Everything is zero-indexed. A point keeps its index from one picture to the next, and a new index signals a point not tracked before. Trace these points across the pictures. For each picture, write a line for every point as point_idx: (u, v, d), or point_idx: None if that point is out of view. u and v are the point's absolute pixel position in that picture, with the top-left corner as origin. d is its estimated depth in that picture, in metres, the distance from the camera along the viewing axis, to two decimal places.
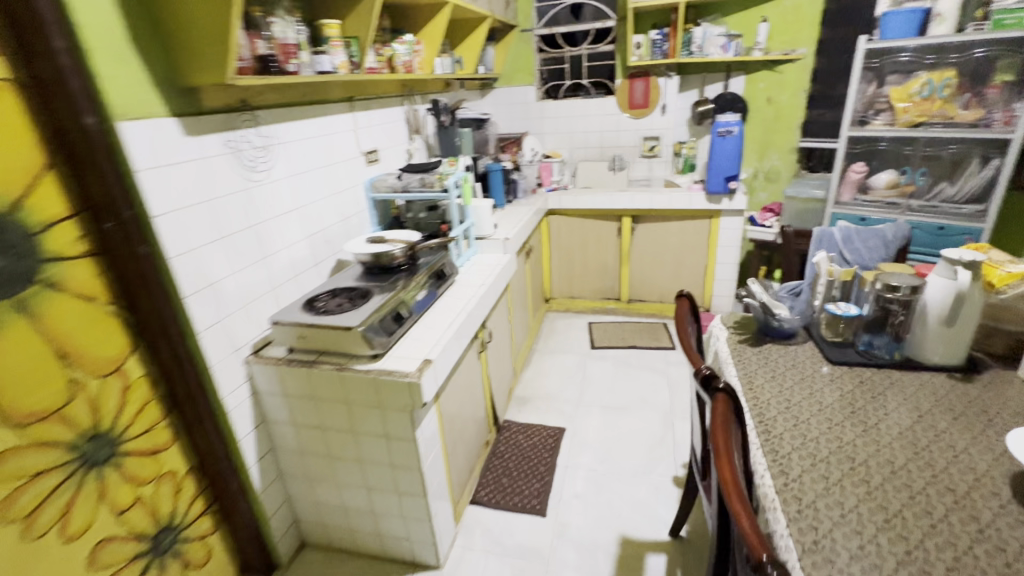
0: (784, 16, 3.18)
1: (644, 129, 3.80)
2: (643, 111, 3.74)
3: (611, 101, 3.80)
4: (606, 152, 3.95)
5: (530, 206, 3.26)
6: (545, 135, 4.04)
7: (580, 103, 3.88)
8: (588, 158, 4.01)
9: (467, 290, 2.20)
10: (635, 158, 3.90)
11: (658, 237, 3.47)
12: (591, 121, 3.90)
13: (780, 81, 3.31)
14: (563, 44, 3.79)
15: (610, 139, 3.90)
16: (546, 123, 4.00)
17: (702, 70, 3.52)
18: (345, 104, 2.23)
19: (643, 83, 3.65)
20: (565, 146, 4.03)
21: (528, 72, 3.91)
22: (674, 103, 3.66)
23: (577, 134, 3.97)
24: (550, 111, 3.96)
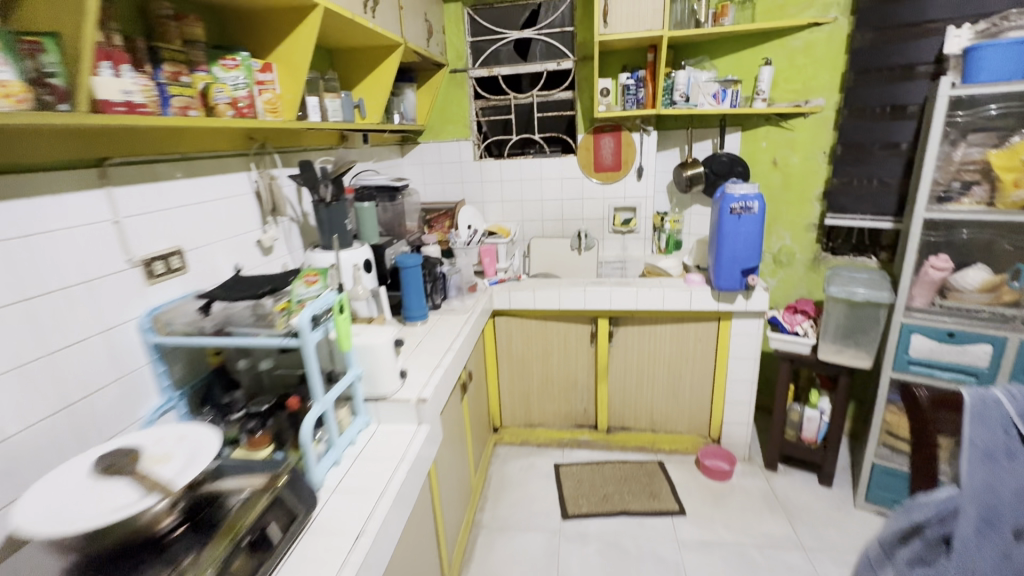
0: (791, 58, 2.45)
1: (614, 197, 2.93)
2: (613, 174, 2.88)
3: (571, 161, 2.92)
4: (566, 227, 3.04)
5: (466, 313, 2.20)
6: (487, 203, 3.09)
7: (532, 163, 2.96)
8: (544, 234, 3.07)
9: (337, 549, 1.04)
10: (604, 234, 3.01)
11: (646, 345, 2.51)
12: (547, 187, 2.99)
13: (789, 139, 2.55)
14: (506, 90, 2.94)
15: (572, 210, 3.00)
16: (488, 188, 3.05)
17: (686, 124, 2.75)
18: (88, 173, 1.13)
19: (611, 140, 2.82)
20: (514, 218, 3.08)
21: (462, 124, 2.99)
22: (652, 165, 2.83)
23: (529, 203, 3.03)
24: (493, 173, 3.02)
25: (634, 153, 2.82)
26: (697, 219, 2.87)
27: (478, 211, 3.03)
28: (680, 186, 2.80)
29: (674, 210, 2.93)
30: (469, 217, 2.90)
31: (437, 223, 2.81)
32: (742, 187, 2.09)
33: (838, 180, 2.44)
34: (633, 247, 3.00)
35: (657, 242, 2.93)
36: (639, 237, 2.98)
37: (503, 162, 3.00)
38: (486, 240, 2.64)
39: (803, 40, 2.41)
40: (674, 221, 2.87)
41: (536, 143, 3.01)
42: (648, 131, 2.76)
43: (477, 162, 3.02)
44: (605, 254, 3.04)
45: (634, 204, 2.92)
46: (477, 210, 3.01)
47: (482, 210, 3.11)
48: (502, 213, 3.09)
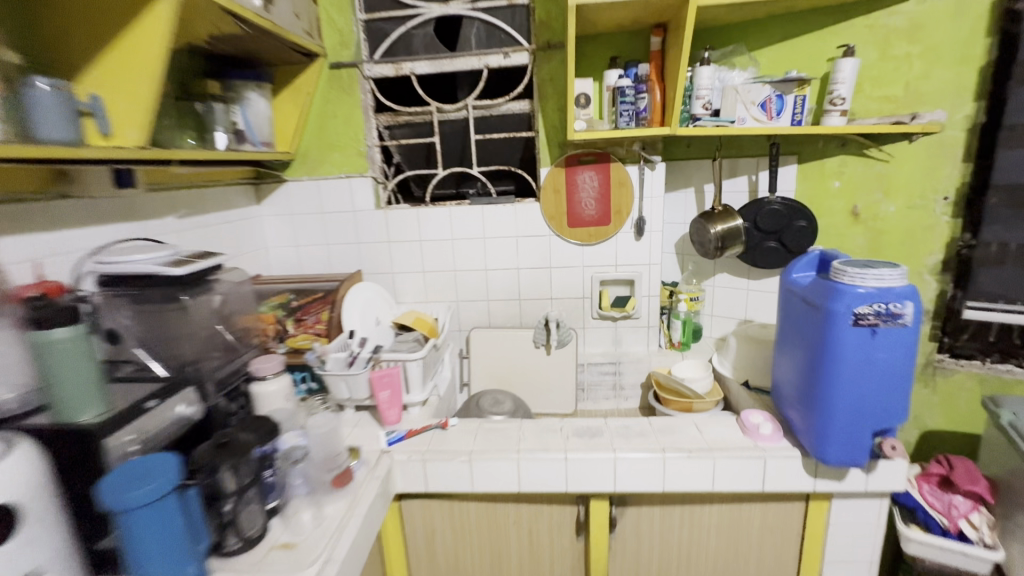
0: (885, 47, 1.49)
1: (600, 265, 1.86)
2: (598, 230, 1.81)
3: (533, 209, 1.82)
4: (526, 311, 1.94)
5: (315, 557, 0.97)
6: (398, 275, 1.94)
7: (467, 211, 1.86)
8: (490, 321, 1.97)
9: None
10: (584, 320, 1.93)
11: (675, 539, 1.40)
12: (493, 250, 1.88)
13: (882, 176, 1.58)
14: (425, 99, 1.85)
15: (533, 284, 1.90)
16: (400, 252, 1.92)
17: (704, 154, 1.79)
18: None
19: (593, 178, 1.76)
20: (444, 297, 1.95)
21: (354, 150, 1.85)
22: (657, 217, 1.79)
23: (465, 273, 1.92)
24: (407, 227, 1.89)
25: (631, 197, 1.76)
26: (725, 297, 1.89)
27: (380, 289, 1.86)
28: (701, 249, 1.77)
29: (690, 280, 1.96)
30: (359, 305, 1.72)
31: (310, 312, 1.67)
32: (874, 274, 1.05)
33: (972, 243, 1.47)
34: (629, 341, 1.93)
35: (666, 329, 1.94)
36: (638, 325, 1.91)
37: (422, 209, 1.87)
38: (382, 357, 1.45)
39: (907, 15, 1.46)
40: (693, 298, 1.90)
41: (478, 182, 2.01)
42: (653, 163, 1.73)
43: (381, 212, 1.89)
44: (587, 351, 1.95)
45: (631, 274, 1.85)
46: (380, 289, 1.85)
47: (390, 285, 1.96)
48: (423, 290, 1.95)
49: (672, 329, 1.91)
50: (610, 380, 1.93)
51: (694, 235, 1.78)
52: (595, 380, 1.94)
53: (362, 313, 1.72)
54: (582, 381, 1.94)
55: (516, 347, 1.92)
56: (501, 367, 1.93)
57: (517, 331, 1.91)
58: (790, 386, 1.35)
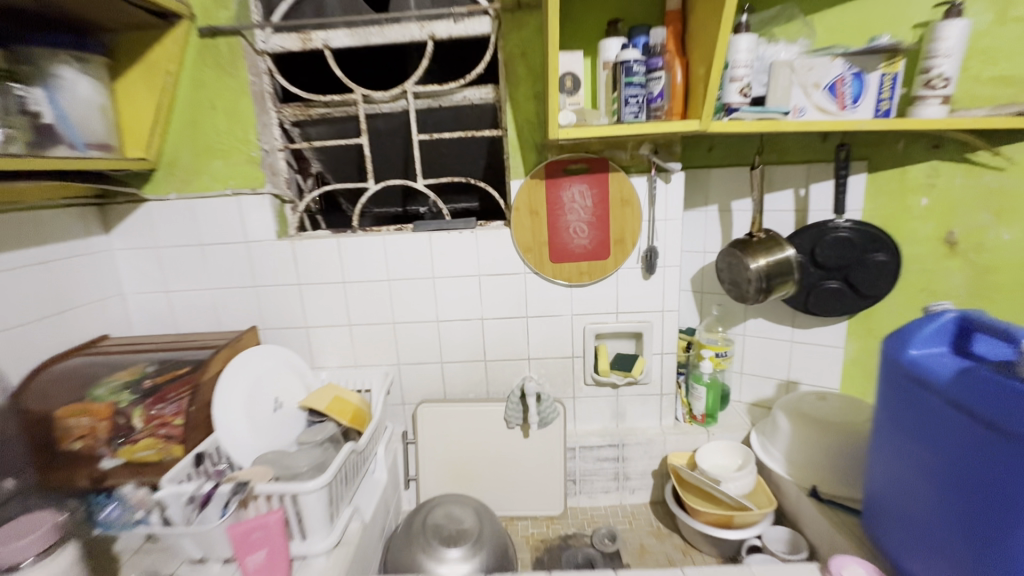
0: (1004, 6, 1.03)
1: (595, 312, 1.35)
2: (592, 266, 1.29)
3: (502, 236, 1.30)
4: (494, 378, 1.41)
5: None
6: (315, 330, 1.39)
7: (409, 240, 1.32)
8: (445, 392, 1.43)
9: None
10: (574, 388, 1.41)
11: None
12: (446, 293, 1.35)
13: (991, 191, 1.12)
14: (347, 83, 1.32)
15: (503, 340, 1.38)
16: (316, 298, 1.37)
17: (732, 161, 1.33)
18: None
19: (584, 194, 1.25)
20: (380, 360, 1.41)
21: (242, 154, 1.29)
22: (672, 247, 1.28)
23: (408, 326, 1.38)
24: (324, 263, 1.34)
25: (639, 219, 1.26)
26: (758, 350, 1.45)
27: (283, 354, 1.30)
28: (735, 291, 1.28)
29: (713, 327, 1.46)
30: (244, 385, 1.16)
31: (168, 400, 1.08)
32: None
33: None
34: (635, 414, 1.42)
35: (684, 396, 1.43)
36: (647, 393, 1.40)
37: (345, 238, 1.32)
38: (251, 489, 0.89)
39: None
40: (720, 355, 1.40)
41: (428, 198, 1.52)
42: (667, 174, 1.23)
43: (287, 241, 1.34)
44: (579, 429, 1.43)
45: (638, 325, 1.34)
46: (283, 355, 1.29)
47: (303, 344, 1.40)
48: (351, 350, 1.40)
49: (693, 398, 1.41)
50: (610, 468, 1.41)
51: (724, 272, 1.30)
52: (590, 469, 1.42)
53: (247, 398, 1.15)
54: (573, 471, 1.42)
55: (481, 427, 1.39)
56: (461, 454, 1.40)
57: (482, 405, 1.38)
58: (887, 502, 0.92)
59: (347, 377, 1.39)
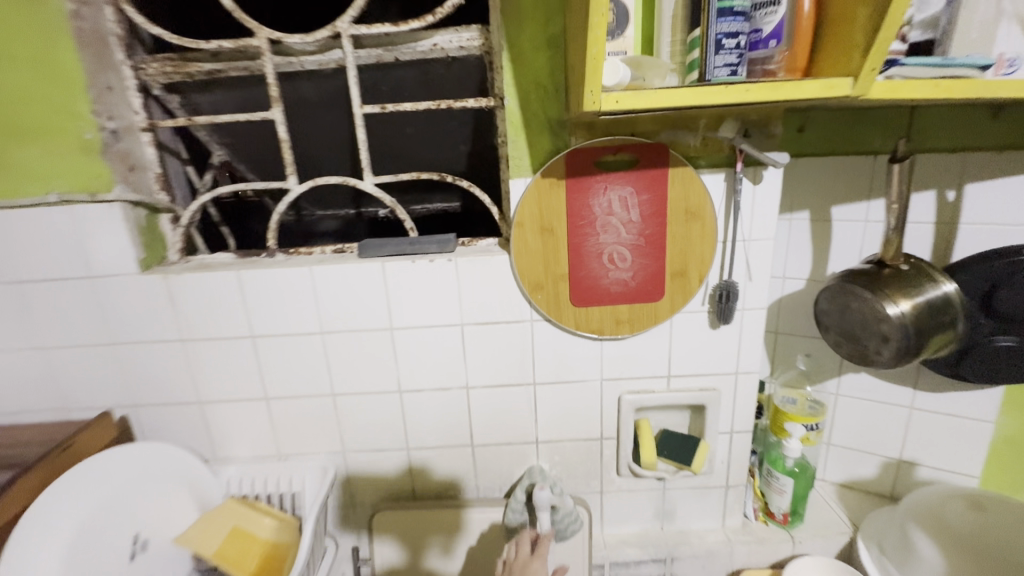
0: None
1: (634, 376, 0.91)
2: (633, 313, 0.84)
3: (496, 265, 0.84)
4: (485, 469, 0.96)
5: None
6: (214, 407, 0.92)
7: (352, 273, 0.84)
8: (414, 489, 0.98)
9: None
10: (601, 480, 0.97)
11: None
12: (413, 351, 0.89)
13: None
14: (242, 22, 0.80)
15: (499, 416, 0.93)
16: (211, 360, 0.89)
17: (838, 149, 0.90)
18: None
19: (628, 203, 0.78)
20: (315, 447, 0.95)
21: (70, 136, 0.79)
22: (756, 284, 0.83)
23: (357, 400, 0.92)
24: (219, 308, 0.86)
25: (712, 241, 0.80)
26: (855, 415, 1.03)
27: (148, 452, 0.86)
28: (854, 348, 0.84)
29: (794, 384, 1.04)
30: (67, 530, 0.71)
31: None
32: None
33: None
34: (687, 513, 0.99)
35: (757, 484, 1.01)
36: (707, 486, 0.97)
37: (251, 269, 0.85)
38: None
39: None
40: (813, 431, 0.97)
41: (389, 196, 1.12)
42: (756, 171, 0.78)
43: (158, 274, 0.85)
44: (607, 535, 1.00)
45: (699, 394, 0.90)
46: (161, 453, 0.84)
47: (196, 428, 0.93)
48: (271, 435, 0.94)
49: (772, 491, 0.98)
50: None
51: (832, 316, 0.86)
52: None
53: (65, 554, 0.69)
54: None
55: (466, 542, 0.95)
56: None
57: (467, 511, 0.94)
58: None
59: (267, 476, 0.93)
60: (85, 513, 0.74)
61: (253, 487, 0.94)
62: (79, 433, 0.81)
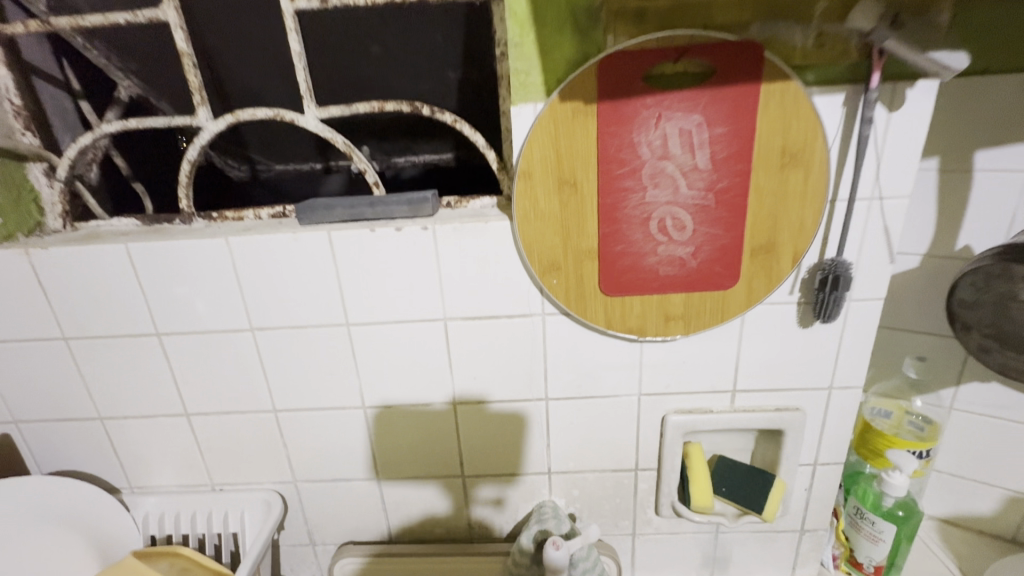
0: None
1: (684, 390, 0.65)
2: (690, 306, 0.58)
3: (492, 236, 0.58)
4: (482, 502, 0.73)
5: None
6: (119, 425, 0.69)
7: (286, 247, 0.59)
8: (389, 527, 0.76)
9: None
10: (633, 521, 0.73)
11: None
12: (378, 355, 0.64)
13: None
14: None
15: (498, 440, 0.69)
16: (108, 365, 0.66)
17: None
18: None
19: (692, 142, 0.51)
20: (256, 475, 0.72)
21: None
22: (877, 263, 0.56)
23: (306, 419, 0.68)
24: (107, 296, 0.62)
25: (819, 201, 0.53)
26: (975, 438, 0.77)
27: (36, 492, 0.65)
28: (1016, 358, 0.60)
29: (895, 394, 0.77)
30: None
31: None
32: None
33: None
34: (745, 562, 0.76)
35: (841, 525, 0.77)
36: (774, 530, 0.73)
37: (145, 241, 0.59)
38: None
39: None
40: (924, 461, 0.72)
41: (363, 146, 0.86)
42: (896, 89, 0.50)
43: (19, 247, 0.60)
44: None
45: (774, 415, 0.65)
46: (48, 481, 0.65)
47: (100, 451, 0.71)
48: (198, 460, 0.71)
49: (861, 537, 0.74)
50: None
51: (979, 316, 0.61)
52: None
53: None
54: None
55: None
56: None
57: (456, 559, 0.72)
58: None
59: (195, 511, 0.72)
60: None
61: (178, 526, 0.72)
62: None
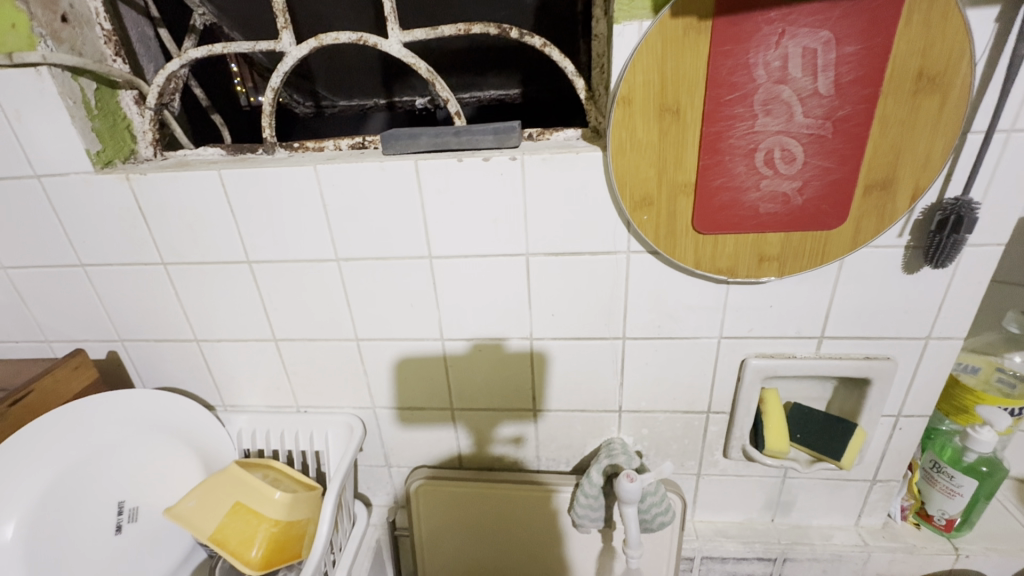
0: None
1: (769, 334, 0.64)
2: (788, 246, 0.55)
3: (581, 167, 0.56)
4: (508, 446, 0.77)
5: None
6: (213, 347, 0.73)
7: (373, 176, 0.59)
8: (461, 455, 0.79)
9: None
10: (700, 461, 0.74)
11: None
12: (457, 289, 0.65)
13: None
14: None
15: (573, 380, 0.70)
16: (203, 291, 0.69)
17: None
18: None
19: (816, 63, 0.47)
20: (338, 399, 0.76)
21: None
22: (1006, 203, 0.52)
23: (388, 349, 0.70)
24: (203, 222, 0.64)
25: (953, 131, 0.48)
26: None
27: (148, 403, 0.70)
28: None
29: (984, 350, 0.71)
30: (18, 500, 0.58)
31: None
32: None
33: None
34: (810, 507, 0.76)
35: (914, 478, 0.75)
36: (845, 478, 0.73)
37: (237, 169, 0.60)
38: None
39: None
40: (1014, 419, 0.68)
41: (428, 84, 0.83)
42: None
43: (119, 172, 0.62)
44: (699, 522, 0.79)
45: (863, 363, 0.63)
46: (151, 401, 0.70)
47: (198, 370, 0.76)
48: (285, 383, 0.75)
49: (936, 491, 0.72)
50: None
51: None
52: None
53: (19, 530, 0.57)
54: None
55: (523, 521, 0.77)
56: (488, 556, 0.80)
57: (525, 487, 0.75)
58: None
59: (283, 430, 0.77)
60: (64, 464, 0.62)
61: (268, 442, 0.77)
62: (37, 380, 0.64)
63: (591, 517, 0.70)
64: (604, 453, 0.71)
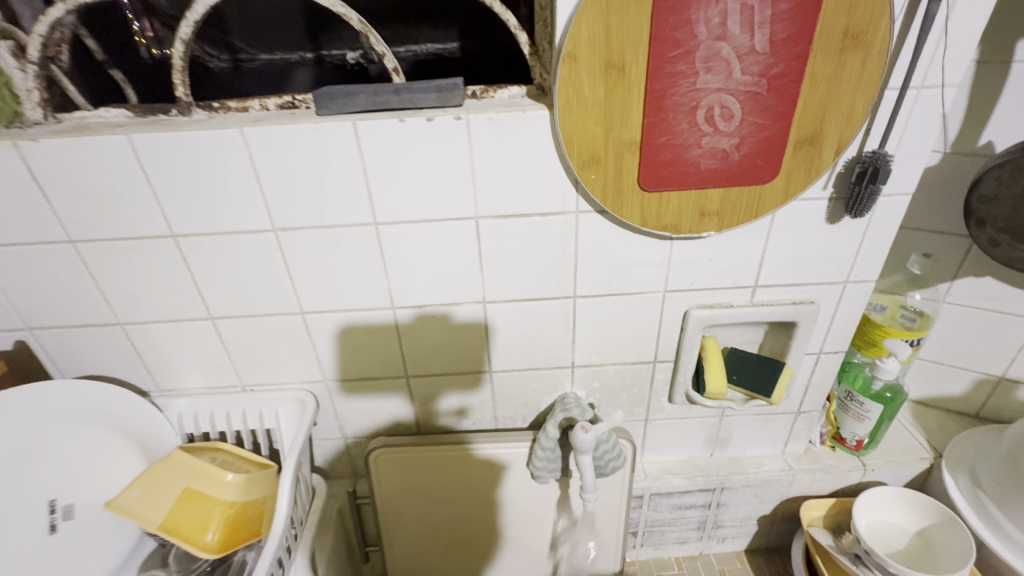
0: None
1: (709, 287, 0.67)
2: (727, 200, 0.58)
3: (528, 127, 0.55)
4: (454, 417, 0.79)
5: None
6: (141, 330, 0.68)
7: (308, 139, 0.55)
8: (423, 420, 0.79)
9: None
10: (647, 407, 0.79)
11: None
12: (408, 255, 0.63)
13: None
14: None
15: (528, 340, 0.71)
16: (123, 270, 0.63)
17: None
18: None
19: (753, 20, 0.47)
20: (287, 375, 0.73)
21: None
22: (915, 155, 0.57)
23: (336, 321, 0.68)
24: (116, 195, 0.58)
25: (873, 87, 0.51)
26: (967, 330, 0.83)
27: (70, 397, 0.64)
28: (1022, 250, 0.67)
29: (893, 290, 0.81)
30: None
31: None
32: None
33: None
34: (744, 440, 0.84)
35: (832, 407, 0.84)
36: (774, 412, 0.80)
37: (149, 133, 0.54)
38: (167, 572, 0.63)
39: None
40: (914, 349, 0.77)
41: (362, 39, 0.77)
42: None
43: (5, 139, 0.54)
44: (647, 463, 0.85)
45: (791, 308, 0.68)
46: (73, 397, 0.64)
47: (124, 356, 0.70)
48: (227, 362, 0.71)
49: (849, 417, 0.81)
50: (694, 517, 0.88)
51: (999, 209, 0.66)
52: (662, 519, 0.88)
53: None
54: (635, 524, 0.89)
55: (485, 478, 0.79)
56: (451, 514, 0.83)
57: (484, 446, 0.77)
58: None
59: (230, 410, 0.73)
60: None
61: (214, 425, 0.74)
62: None
63: (548, 468, 0.73)
64: (560, 408, 0.74)
